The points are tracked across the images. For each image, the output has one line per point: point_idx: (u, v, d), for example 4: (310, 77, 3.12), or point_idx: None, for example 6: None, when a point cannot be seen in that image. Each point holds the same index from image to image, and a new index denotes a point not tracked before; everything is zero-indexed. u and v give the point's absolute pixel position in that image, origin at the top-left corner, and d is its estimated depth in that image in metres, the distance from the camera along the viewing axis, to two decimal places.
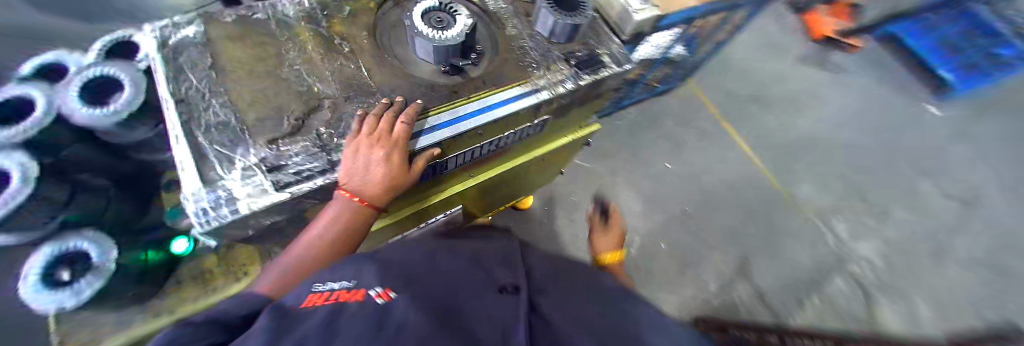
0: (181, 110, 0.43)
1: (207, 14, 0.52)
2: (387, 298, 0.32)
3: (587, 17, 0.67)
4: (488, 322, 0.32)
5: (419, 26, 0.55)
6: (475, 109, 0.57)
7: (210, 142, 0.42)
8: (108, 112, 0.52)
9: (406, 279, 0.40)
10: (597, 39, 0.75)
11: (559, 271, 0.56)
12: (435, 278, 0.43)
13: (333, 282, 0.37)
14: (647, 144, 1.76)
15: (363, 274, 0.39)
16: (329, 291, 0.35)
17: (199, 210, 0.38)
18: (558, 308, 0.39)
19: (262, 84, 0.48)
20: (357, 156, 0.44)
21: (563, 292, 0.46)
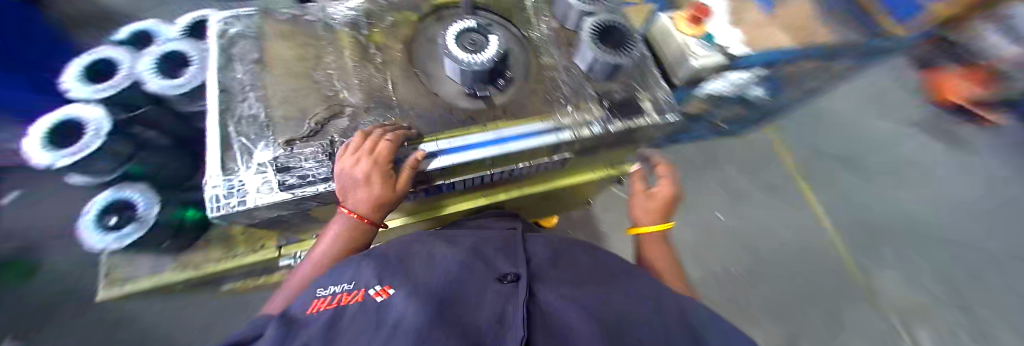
0: (220, 98, 0.48)
1: (267, 11, 0.58)
2: (387, 296, 0.36)
3: (632, 58, 0.61)
4: (478, 318, 0.35)
5: (451, 47, 0.54)
6: (487, 138, 0.54)
7: (238, 134, 0.46)
8: (177, 85, 0.61)
9: (405, 272, 0.43)
10: (644, 80, 0.67)
11: (558, 257, 0.59)
12: (433, 268, 0.46)
13: (337, 284, 0.40)
14: (696, 189, 1.60)
15: (362, 273, 0.42)
16: (334, 293, 0.38)
17: (215, 195, 0.42)
18: (551, 299, 0.42)
19: (298, 85, 0.52)
20: (343, 177, 0.44)
21: (559, 280, 0.49)
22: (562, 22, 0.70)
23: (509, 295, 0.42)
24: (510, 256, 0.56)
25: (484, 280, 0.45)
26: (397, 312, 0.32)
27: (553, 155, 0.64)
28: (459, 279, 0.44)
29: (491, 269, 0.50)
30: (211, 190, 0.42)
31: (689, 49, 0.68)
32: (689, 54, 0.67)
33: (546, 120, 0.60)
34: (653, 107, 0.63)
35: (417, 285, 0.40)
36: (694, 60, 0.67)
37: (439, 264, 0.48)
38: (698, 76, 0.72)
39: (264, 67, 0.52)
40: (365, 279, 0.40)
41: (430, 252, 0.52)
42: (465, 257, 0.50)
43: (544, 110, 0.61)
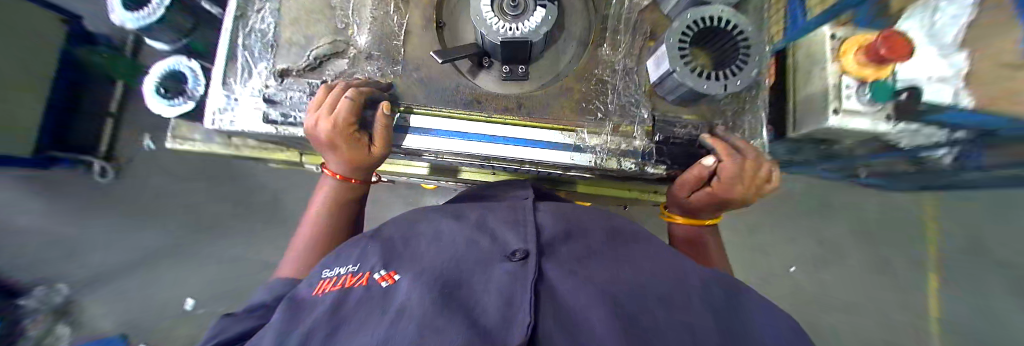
0: (239, 4, 0.47)
1: None
2: (392, 281, 0.28)
3: (730, 87, 0.40)
4: (482, 309, 0.23)
5: (479, 2, 0.40)
6: (485, 133, 0.45)
7: (244, 49, 0.45)
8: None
9: (411, 252, 0.34)
10: (735, 121, 0.46)
11: (582, 220, 0.42)
12: (432, 243, 0.35)
13: (344, 266, 0.33)
14: (780, 242, 1.27)
15: (369, 252, 0.34)
16: (340, 278, 0.31)
17: (216, 108, 0.44)
18: (584, 281, 0.28)
19: (313, 5, 0.47)
20: (310, 132, 0.39)
21: (588, 258, 0.34)
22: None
23: (518, 273, 0.28)
24: (513, 214, 0.41)
25: (484, 252, 0.32)
26: (394, 307, 0.23)
27: (566, 173, 0.52)
28: (457, 255, 0.32)
29: (492, 235, 0.36)
30: (213, 102, 0.44)
31: (838, 97, 0.42)
32: (832, 105, 0.42)
33: (568, 131, 0.47)
34: None
35: (421, 266, 0.30)
36: (834, 116, 0.42)
37: (443, 234, 0.36)
38: (830, 136, 0.47)
39: None
40: (370, 261, 0.32)
41: (436, 218, 0.41)
42: (467, 227, 0.37)
43: (572, 118, 0.47)
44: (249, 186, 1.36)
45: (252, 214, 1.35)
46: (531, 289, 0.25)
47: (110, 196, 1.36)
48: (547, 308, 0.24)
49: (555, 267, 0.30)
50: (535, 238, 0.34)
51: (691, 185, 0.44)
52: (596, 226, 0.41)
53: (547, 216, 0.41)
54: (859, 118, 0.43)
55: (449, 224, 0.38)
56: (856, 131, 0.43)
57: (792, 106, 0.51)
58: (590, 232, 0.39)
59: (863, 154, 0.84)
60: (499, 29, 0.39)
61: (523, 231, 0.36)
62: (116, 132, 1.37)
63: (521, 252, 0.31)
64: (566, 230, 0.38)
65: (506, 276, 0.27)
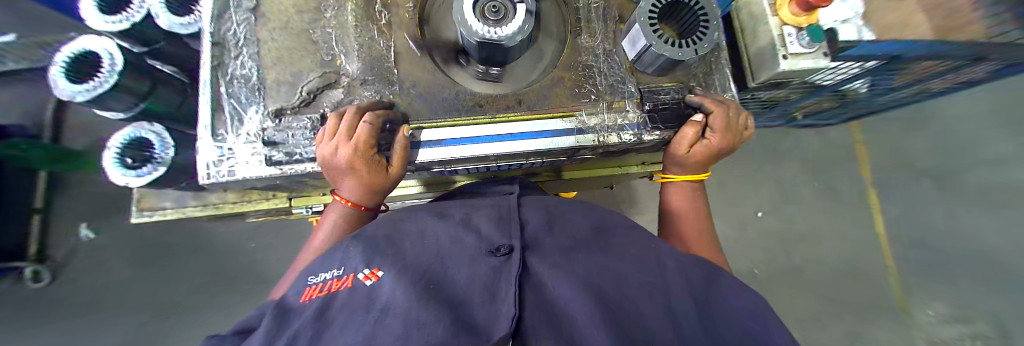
0: (215, 52, 0.45)
1: None
2: (376, 278, 0.28)
3: (699, 51, 0.46)
4: (468, 303, 0.24)
5: (465, 13, 0.43)
6: (494, 133, 0.47)
7: (229, 96, 0.44)
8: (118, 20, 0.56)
9: (392, 249, 0.33)
10: (706, 81, 0.52)
11: (564, 214, 0.43)
12: (414, 244, 0.34)
13: (327, 271, 0.33)
14: (748, 188, 1.41)
15: (352, 255, 0.33)
16: (324, 283, 0.30)
17: (208, 162, 0.41)
18: (562, 273, 0.29)
19: (295, 43, 0.47)
20: (325, 159, 0.39)
21: (568, 247, 0.35)
22: None
23: (501, 267, 0.29)
24: (499, 211, 0.41)
25: (469, 247, 0.33)
26: (378, 306, 0.23)
27: (571, 157, 0.55)
28: (442, 254, 0.32)
29: (478, 230, 0.37)
30: (205, 156, 0.42)
31: (783, 44, 0.50)
32: (781, 52, 0.50)
33: (568, 117, 0.50)
34: None
35: (405, 263, 0.30)
36: (783, 61, 0.50)
37: (428, 235, 0.36)
38: (783, 79, 0.55)
39: (259, 15, 0.47)
40: (353, 263, 0.32)
41: (421, 217, 0.41)
42: (451, 225, 0.37)
43: (570, 104, 0.51)
44: (222, 250, 1.26)
45: (230, 280, 1.24)
46: (515, 284, 0.26)
47: (46, 299, 1.18)
48: (529, 297, 0.26)
49: (540, 257, 0.32)
50: (520, 234, 0.35)
51: (689, 142, 0.48)
52: (581, 220, 0.42)
53: (531, 210, 0.42)
54: (803, 58, 0.50)
55: (434, 224, 0.38)
56: (804, 70, 0.51)
57: (747, 60, 0.58)
58: (570, 220, 0.41)
59: (796, 100, 0.98)
60: (478, 30, 0.42)
61: (509, 227, 0.37)
62: (45, 226, 1.20)
63: (505, 247, 0.32)
64: (551, 224, 0.39)
65: (489, 272, 0.28)
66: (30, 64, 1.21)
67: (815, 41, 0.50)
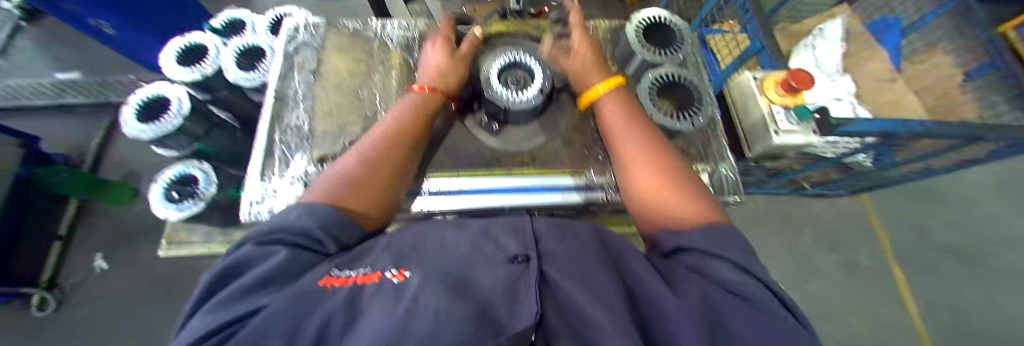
0: (275, 106, 0.53)
1: (332, 25, 0.61)
2: (403, 278, 0.27)
3: (694, 124, 0.53)
4: (494, 301, 0.25)
5: (494, 85, 0.52)
6: (507, 186, 0.53)
7: (281, 143, 0.50)
8: (191, 71, 0.66)
9: (414, 250, 0.33)
10: (706, 149, 0.57)
11: (576, 223, 0.42)
12: (433, 247, 0.34)
13: (355, 269, 0.30)
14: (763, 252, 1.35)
15: (378, 254, 0.32)
16: (349, 276, 0.28)
17: (252, 200, 0.46)
18: (580, 278, 0.29)
19: (344, 101, 0.55)
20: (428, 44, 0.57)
21: (585, 253, 0.34)
22: (622, 65, 0.64)
23: (520, 273, 0.30)
24: (513, 222, 0.41)
25: (487, 251, 0.33)
26: (407, 297, 0.24)
27: (578, 214, 0.58)
28: (462, 255, 0.32)
29: (496, 239, 0.36)
30: (250, 194, 0.47)
31: (774, 121, 0.57)
32: (773, 128, 0.56)
33: (577, 174, 0.55)
34: (707, 180, 0.55)
35: (429, 264, 0.30)
36: (776, 136, 0.56)
37: (447, 239, 0.36)
38: (777, 152, 0.60)
39: (319, 77, 0.56)
40: (380, 262, 0.30)
41: (439, 226, 0.41)
42: (470, 233, 0.37)
43: (579, 164, 0.56)
44: None
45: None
46: (535, 289, 0.28)
47: (43, 326, 1.17)
48: (548, 306, 0.27)
49: (556, 261, 0.32)
50: (534, 242, 0.35)
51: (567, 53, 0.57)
52: (592, 228, 0.42)
53: (542, 221, 0.42)
54: (794, 134, 0.56)
55: (453, 232, 0.38)
56: (797, 144, 0.56)
57: (742, 133, 0.65)
58: (580, 232, 0.40)
59: (799, 169, 1.02)
60: (504, 93, 0.51)
61: (523, 235, 0.37)
62: (63, 254, 1.24)
63: (522, 255, 0.33)
64: (565, 230, 0.39)
65: (510, 279, 0.28)
66: (86, 97, 1.41)
67: (805, 120, 0.56)
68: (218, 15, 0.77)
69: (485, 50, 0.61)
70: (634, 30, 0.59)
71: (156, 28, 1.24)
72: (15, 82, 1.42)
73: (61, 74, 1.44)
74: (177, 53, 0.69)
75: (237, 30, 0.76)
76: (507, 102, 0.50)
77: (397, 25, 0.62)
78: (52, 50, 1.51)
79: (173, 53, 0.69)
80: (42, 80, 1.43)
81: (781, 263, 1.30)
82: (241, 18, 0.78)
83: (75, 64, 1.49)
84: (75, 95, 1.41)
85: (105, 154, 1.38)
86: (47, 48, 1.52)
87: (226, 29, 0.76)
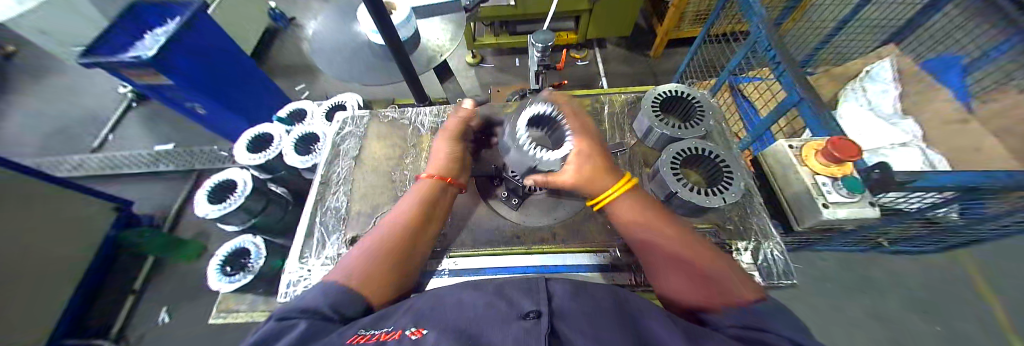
0: (321, 189, 0.60)
1: (374, 115, 0.71)
2: (421, 335, 0.27)
3: (726, 198, 0.51)
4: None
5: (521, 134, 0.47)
6: (527, 265, 0.53)
7: (320, 225, 0.56)
8: (257, 157, 0.78)
9: (431, 312, 0.32)
10: (744, 224, 0.54)
11: (590, 286, 0.40)
12: (446, 310, 0.33)
13: (377, 327, 0.29)
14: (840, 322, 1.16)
15: (398, 316, 0.32)
16: (372, 334, 0.27)
17: (287, 281, 0.49)
18: (607, 337, 0.26)
19: (378, 182, 0.60)
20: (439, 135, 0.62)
21: (606, 316, 0.32)
22: (640, 137, 0.67)
23: (536, 328, 0.28)
24: (526, 284, 0.40)
25: (502, 311, 0.32)
26: None
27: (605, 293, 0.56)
28: (476, 317, 0.31)
29: (510, 300, 0.35)
30: (288, 275, 0.50)
31: (821, 193, 0.59)
32: (820, 200, 0.58)
33: (601, 252, 0.54)
34: (752, 264, 0.50)
35: (447, 324, 0.29)
36: (825, 209, 0.58)
37: (460, 302, 0.35)
38: (830, 225, 0.61)
39: (359, 163, 0.63)
40: (398, 323, 0.30)
41: (454, 288, 0.40)
42: (484, 295, 0.37)
43: (601, 240, 0.55)
44: None
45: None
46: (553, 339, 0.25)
47: None
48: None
49: (570, 321, 0.30)
50: (547, 301, 0.34)
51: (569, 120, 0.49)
52: (609, 292, 0.39)
53: (558, 282, 0.40)
54: (844, 206, 0.58)
55: (467, 294, 0.38)
56: (850, 218, 0.58)
57: (787, 204, 0.66)
58: (595, 294, 0.37)
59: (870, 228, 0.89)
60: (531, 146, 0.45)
61: (536, 296, 0.36)
62: (134, 307, 1.36)
63: (534, 312, 0.31)
64: (578, 293, 0.37)
65: (522, 332, 0.26)
66: (175, 165, 1.68)
67: (854, 192, 0.58)
68: (285, 106, 0.92)
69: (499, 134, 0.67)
70: (648, 108, 0.63)
71: (241, 109, 1.51)
72: (120, 154, 1.73)
73: (160, 147, 1.75)
74: (247, 143, 0.83)
75: (297, 118, 0.91)
76: (532, 157, 0.44)
77: (428, 112, 0.70)
78: (158, 129, 1.87)
79: (244, 142, 0.83)
80: (143, 153, 1.73)
81: (863, 332, 1.14)
82: (301, 108, 0.93)
83: (171, 140, 1.81)
84: (167, 163, 1.69)
85: (180, 214, 1.59)
86: (154, 127, 1.88)
87: (288, 117, 0.91)
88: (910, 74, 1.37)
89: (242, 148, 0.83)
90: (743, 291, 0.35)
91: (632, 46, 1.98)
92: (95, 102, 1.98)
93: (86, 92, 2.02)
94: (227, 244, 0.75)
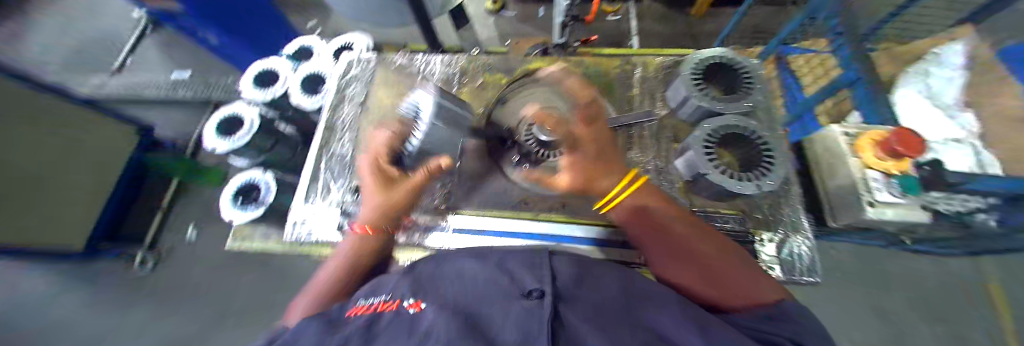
0: (326, 135, 0.58)
1: (382, 58, 0.66)
2: (418, 309, 0.30)
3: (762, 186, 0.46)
4: (505, 335, 0.25)
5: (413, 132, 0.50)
6: (532, 231, 0.55)
7: (325, 169, 0.55)
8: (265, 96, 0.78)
9: (431, 286, 0.36)
10: (775, 214, 0.49)
11: (593, 265, 0.42)
12: (450, 285, 0.36)
13: (374, 295, 0.35)
14: (837, 312, 1.16)
15: (399, 284, 0.37)
16: (371, 304, 0.33)
17: (295, 222, 0.50)
18: (595, 320, 0.28)
19: None
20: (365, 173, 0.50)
21: (604, 296, 0.34)
22: (674, 107, 0.59)
23: (535, 308, 0.30)
24: (531, 258, 0.43)
25: (502, 288, 0.35)
26: (422, 325, 0.26)
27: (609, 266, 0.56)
28: (478, 292, 0.34)
29: (511, 275, 0.38)
30: (295, 216, 0.51)
31: (868, 190, 0.53)
32: (866, 198, 0.53)
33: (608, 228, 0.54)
34: (774, 258, 0.47)
35: (446, 299, 0.32)
36: (869, 208, 0.52)
37: (468, 276, 0.38)
38: (871, 225, 0.56)
39: (365, 109, 0.59)
40: (398, 291, 0.34)
41: (460, 258, 0.44)
42: (492, 270, 0.39)
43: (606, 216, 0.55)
44: (270, 270, 1.34)
45: (268, 296, 1.30)
46: (547, 318, 0.27)
47: (140, 285, 1.37)
48: (563, 339, 0.25)
49: (570, 306, 0.31)
50: (550, 279, 0.36)
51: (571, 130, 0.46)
52: (614, 274, 0.40)
53: (563, 263, 0.41)
54: (893, 206, 0.52)
55: (471, 265, 0.41)
56: (893, 219, 0.53)
57: (826, 199, 0.61)
58: (602, 277, 0.38)
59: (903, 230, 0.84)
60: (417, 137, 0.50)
61: (539, 273, 0.38)
62: (164, 222, 1.46)
63: (537, 291, 0.33)
64: (581, 273, 0.39)
65: (523, 313, 0.28)
66: (190, 95, 1.69)
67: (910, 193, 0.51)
68: (292, 42, 0.86)
69: (509, 96, 0.65)
70: (687, 76, 0.54)
71: (251, 43, 1.46)
72: (138, 80, 1.74)
73: (175, 76, 1.75)
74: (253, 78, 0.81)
75: (304, 57, 0.86)
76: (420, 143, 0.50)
77: (440, 62, 0.65)
78: (171, 57, 1.84)
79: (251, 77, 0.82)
80: (159, 80, 1.74)
81: (859, 337, 1.13)
82: (308, 45, 0.88)
83: (184, 69, 1.79)
84: (182, 93, 1.70)
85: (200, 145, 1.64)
86: (167, 55, 1.85)
87: (295, 55, 0.86)
88: (992, 59, 1.18)
89: (250, 84, 0.80)
90: (768, 294, 0.32)
91: (674, 2, 1.74)
92: (106, 22, 1.93)
93: (97, 12, 1.97)
94: (239, 175, 0.77)
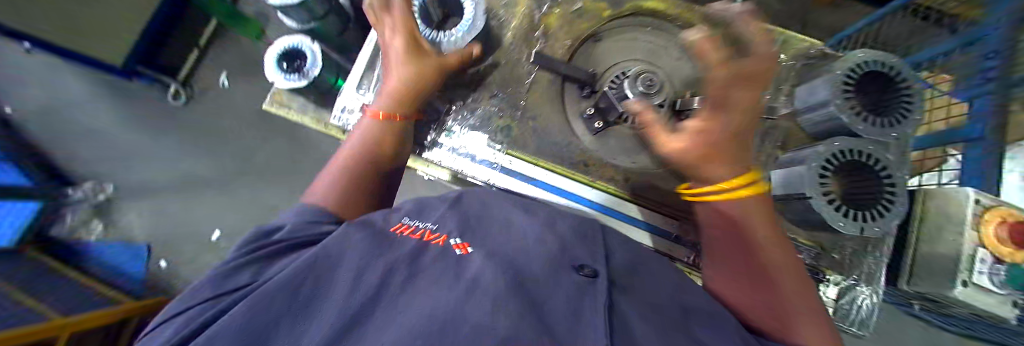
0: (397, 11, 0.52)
1: None
2: (465, 251, 0.29)
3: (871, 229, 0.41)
4: (549, 305, 0.24)
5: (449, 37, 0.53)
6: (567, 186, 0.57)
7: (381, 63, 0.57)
8: None
9: (476, 227, 0.35)
10: (855, 260, 0.49)
11: (644, 256, 0.39)
12: (497, 232, 0.35)
13: (422, 220, 0.36)
14: None
15: (446, 218, 0.37)
16: (417, 229, 0.33)
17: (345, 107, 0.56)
18: (646, 320, 0.26)
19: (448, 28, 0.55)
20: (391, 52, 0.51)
21: (652, 294, 0.32)
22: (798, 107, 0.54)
23: (586, 285, 0.28)
24: (583, 227, 0.40)
25: (552, 250, 0.33)
26: (469, 272, 0.25)
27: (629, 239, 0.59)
28: (526, 248, 0.32)
29: (563, 238, 0.36)
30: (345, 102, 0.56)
31: (968, 269, 0.47)
32: (962, 276, 0.47)
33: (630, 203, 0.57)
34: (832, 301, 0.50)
35: (494, 248, 0.31)
36: (959, 286, 0.47)
37: (517, 228, 0.36)
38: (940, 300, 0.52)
39: None
40: (447, 226, 0.34)
41: (508, 205, 0.42)
42: (543, 227, 0.37)
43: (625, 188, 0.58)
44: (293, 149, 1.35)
45: (274, 171, 1.32)
46: (600, 304, 0.25)
47: (169, 119, 1.37)
48: (618, 334, 0.23)
49: (622, 298, 0.29)
50: (603, 260, 0.33)
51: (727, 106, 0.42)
52: (665, 274, 0.37)
53: (616, 247, 0.39)
54: (988, 294, 0.46)
55: (521, 216, 0.39)
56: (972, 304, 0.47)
57: (910, 261, 0.56)
58: (653, 273, 0.36)
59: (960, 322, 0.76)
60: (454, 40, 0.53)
61: (592, 248, 0.36)
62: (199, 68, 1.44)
63: (589, 268, 0.31)
64: (633, 264, 0.36)
65: (574, 289, 0.27)
66: None
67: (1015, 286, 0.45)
68: None
69: (602, 36, 0.62)
70: (838, 78, 0.44)
71: None
72: None
73: None
74: None
75: None
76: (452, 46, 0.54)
77: None
78: None
79: None
80: None
81: None
82: None
83: None
84: None
85: None
86: None
87: None
88: None
89: None
90: (808, 332, 0.34)
91: None
92: None
93: None
94: (285, 38, 0.71)
